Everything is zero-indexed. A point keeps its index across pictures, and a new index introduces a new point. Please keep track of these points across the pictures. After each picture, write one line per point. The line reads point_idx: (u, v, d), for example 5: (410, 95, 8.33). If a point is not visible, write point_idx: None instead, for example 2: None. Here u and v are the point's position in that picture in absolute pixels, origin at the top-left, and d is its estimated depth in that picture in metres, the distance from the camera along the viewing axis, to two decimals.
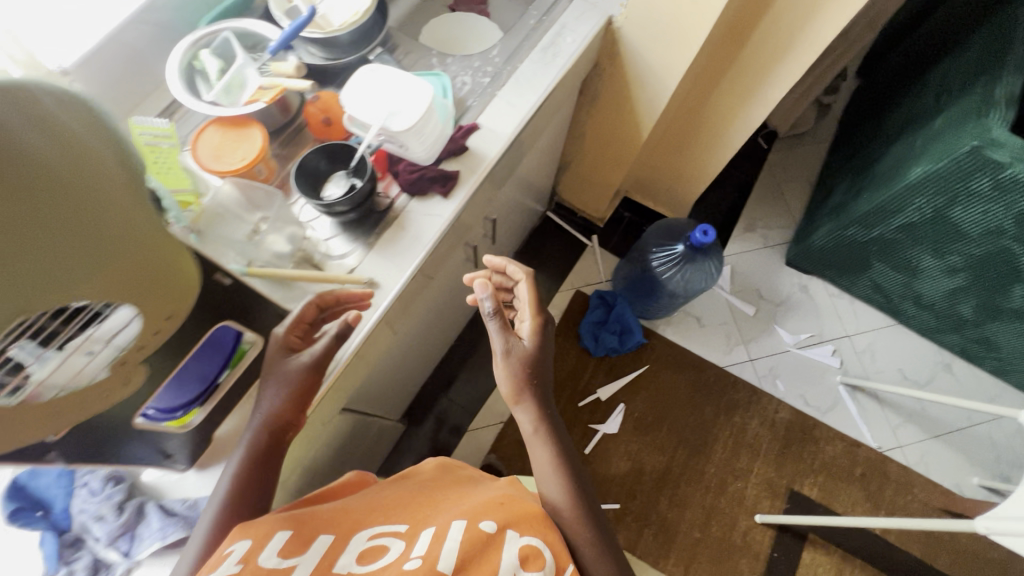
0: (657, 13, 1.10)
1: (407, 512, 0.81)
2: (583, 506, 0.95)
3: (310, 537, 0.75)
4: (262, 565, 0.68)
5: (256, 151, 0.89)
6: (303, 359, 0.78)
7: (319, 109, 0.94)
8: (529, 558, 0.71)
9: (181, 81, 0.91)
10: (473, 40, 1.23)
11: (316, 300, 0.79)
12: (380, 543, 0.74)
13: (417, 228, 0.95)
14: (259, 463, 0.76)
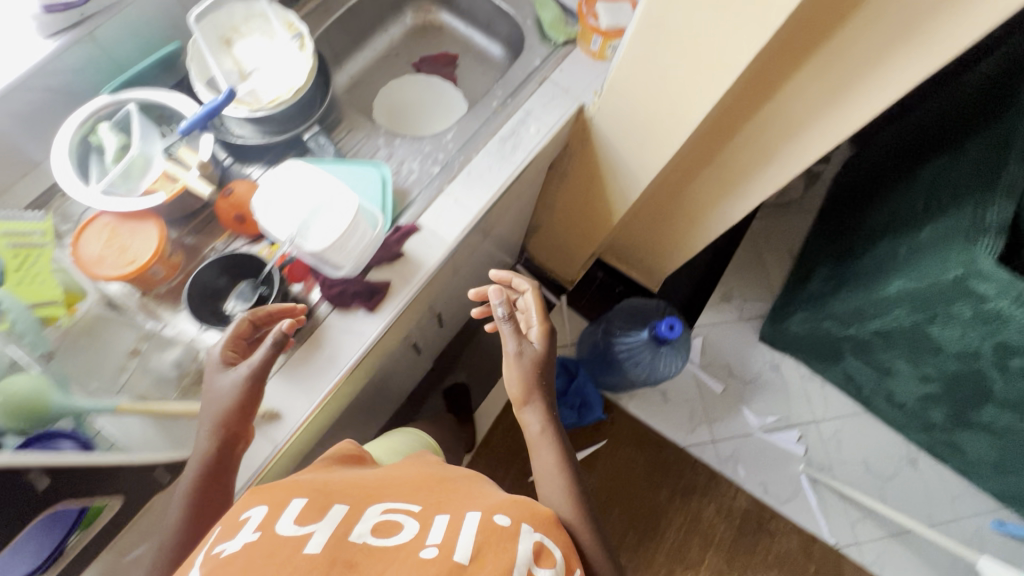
0: (631, 111, 0.99)
1: (421, 493, 0.74)
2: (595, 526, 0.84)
3: (329, 500, 0.67)
4: (279, 533, 0.60)
5: (148, 253, 0.77)
6: (241, 371, 0.71)
7: (229, 207, 0.83)
8: (542, 554, 0.66)
9: (68, 159, 0.79)
10: (432, 120, 1.14)
11: (249, 316, 0.74)
12: (393, 520, 0.66)
13: (334, 347, 0.84)
14: (215, 476, 0.70)
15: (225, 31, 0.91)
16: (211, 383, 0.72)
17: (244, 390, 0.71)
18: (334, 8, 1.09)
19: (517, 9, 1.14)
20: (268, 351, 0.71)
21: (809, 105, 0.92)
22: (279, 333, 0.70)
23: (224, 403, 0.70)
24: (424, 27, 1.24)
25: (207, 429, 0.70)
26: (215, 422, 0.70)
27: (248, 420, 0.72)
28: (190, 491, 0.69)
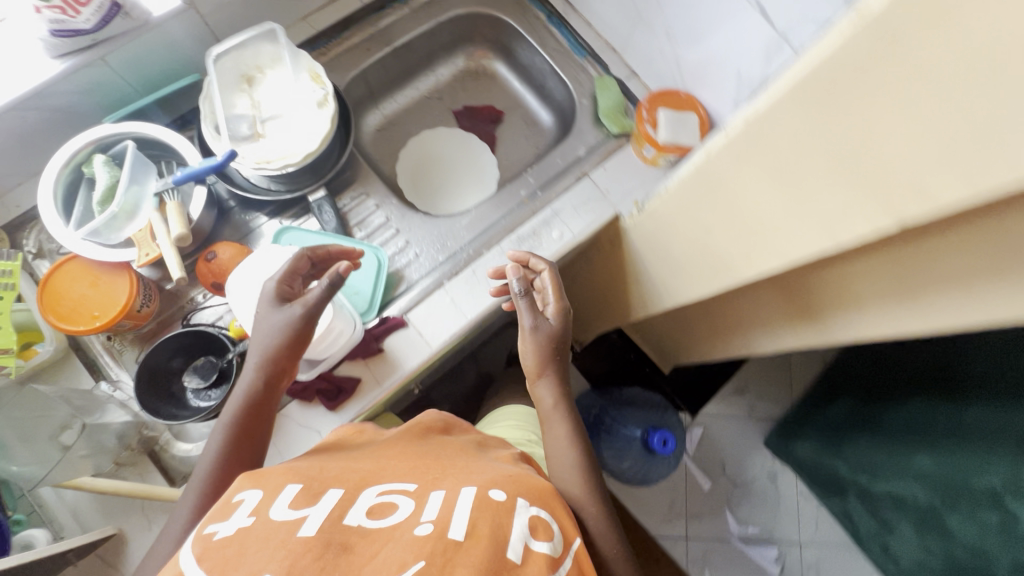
0: (667, 243, 0.88)
1: (420, 467, 0.63)
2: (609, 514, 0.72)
3: (321, 485, 0.57)
4: (271, 518, 0.51)
5: (118, 306, 0.73)
6: (293, 309, 0.68)
7: (207, 272, 0.78)
8: (538, 529, 0.55)
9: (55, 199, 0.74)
10: (459, 186, 1.05)
11: (309, 249, 0.73)
12: (390, 499, 0.56)
13: (285, 440, 0.79)
14: (259, 413, 0.67)
15: (248, 68, 0.83)
16: (262, 317, 0.69)
17: (293, 331, 0.68)
18: (378, 47, 1.00)
19: (575, 83, 1.03)
20: (323, 290, 0.68)
21: (854, 293, 0.76)
22: (337, 273, 0.68)
23: (275, 338, 0.68)
24: (475, 72, 1.14)
25: (258, 360, 0.68)
26: (265, 354, 0.68)
27: (297, 357, 0.70)
28: (232, 422, 0.66)
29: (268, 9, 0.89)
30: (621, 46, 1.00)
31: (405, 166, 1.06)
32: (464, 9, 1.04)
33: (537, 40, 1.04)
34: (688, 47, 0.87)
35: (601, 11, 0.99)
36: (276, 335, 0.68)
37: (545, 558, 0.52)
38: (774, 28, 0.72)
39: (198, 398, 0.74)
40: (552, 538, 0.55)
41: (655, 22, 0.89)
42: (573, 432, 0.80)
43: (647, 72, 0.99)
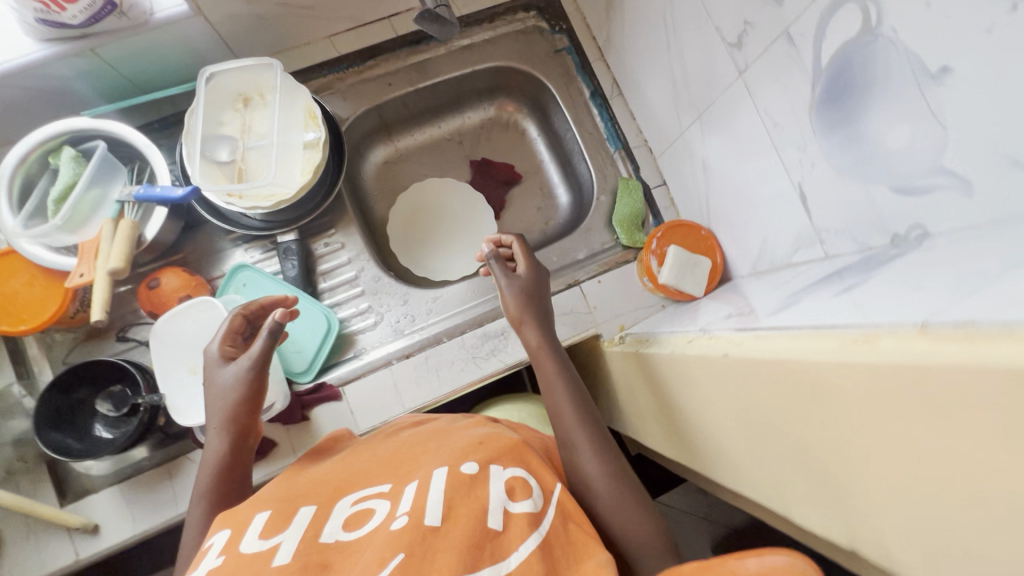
0: (633, 390, 0.80)
1: (388, 463, 0.62)
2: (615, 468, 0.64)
3: (291, 506, 0.55)
4: (243, 552, 0.48)
5: (48, 314, 0.70)
6: (240, 364, 0.62)
7: (147, 299, 0.73)
8: (515, 489, 0.56)
9: (8, 191, 0.70)
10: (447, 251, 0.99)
11: (242, 305, 0.66)
12: (365, 506, 0.55)
13: (183, 486, 0.75)
14: (235, 478, 0.60)
15: (246, 88, 0.78)
16: (209, 382, 0.63)
17: (248, 385, 0.62)
18: (402, 83, 0.93)
19: (600, 175, 0.93)
20: (268, 339, 0.62)
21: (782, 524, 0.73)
22: (275, 320, 0.62)
23: (229, 400, 0.61)
24: (504, 125, 1.05)
25: (216, 427, 0.61)
26: (222, 420, 0.61)
27: (258, 412, 0.63)
28: (206, 495, 0.59)
29: (288, 25, 0.82)
30: (657, 151, 0.90)
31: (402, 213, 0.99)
32: (506, 62, 0.96)
33: (573, 116, 0.95)
34: (720, 188, 0.77)
35: (646, 108, 0.89)
36: (229, 398, 0.61)
37: (526, 518, 0.53)
38: (808, 221, 0.62)
39: (104, 428, 0.71)
40: (531, 494, 0.56)
41: (694, 147, 0.79)
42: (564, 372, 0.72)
43: (676, 188, 0.89)
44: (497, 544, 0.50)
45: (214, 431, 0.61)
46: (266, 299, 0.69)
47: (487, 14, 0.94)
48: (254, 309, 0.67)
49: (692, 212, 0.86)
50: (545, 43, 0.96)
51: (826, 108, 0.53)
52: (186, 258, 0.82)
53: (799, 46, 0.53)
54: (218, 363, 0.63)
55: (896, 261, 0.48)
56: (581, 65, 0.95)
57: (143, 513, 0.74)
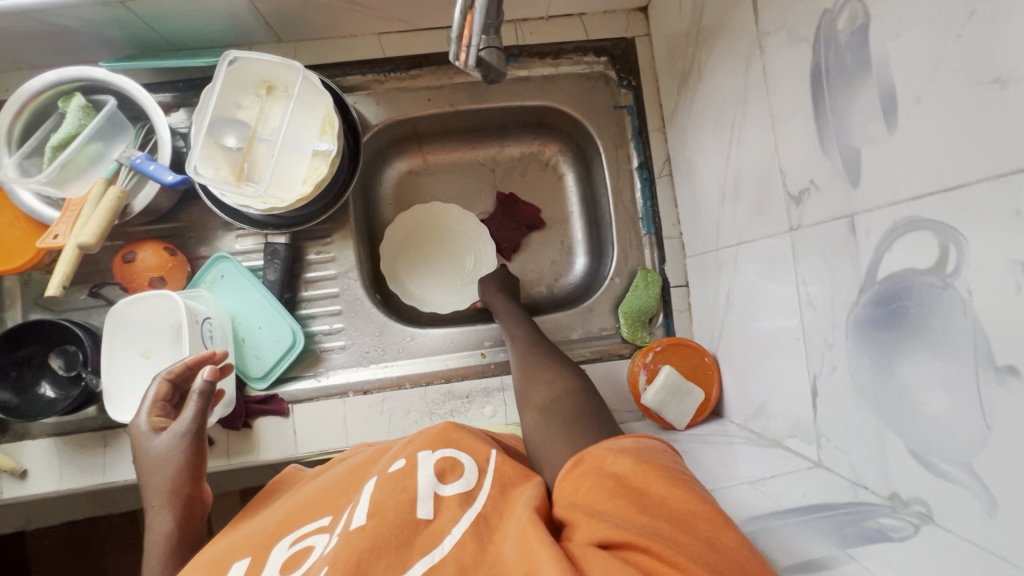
0: None
1: (329, 492, 0.55)
2: (549, 349, 0.73)
3: (223, 563, 0.48)
4: None
5: (22, 261, 0.70)
6: (174, 431, 0.57)
7: (122, 271, 0.74)
8: (448, 470, 0.50)
9: (22, 123, 0.70)
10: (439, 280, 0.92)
11: (166, 372, 0.61)
12: (304, 545, 0.48)
13: (115, 458, 0.75)
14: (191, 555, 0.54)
15: (272, 77, 0.73)
16: (139, 463, 0.57)
17: (187, 449, 0.57)
18: (443, 101, 0.86)
19: (621, 255, 0.86)
20: (199, 402, 0.57)
21: None
22: (205, 380, 0.57)
23: (166, 474, 0.56)
24: (542, 165, 0.96)
25: (157, 505, 0.55)
26: (163, 495, 0.55)
27: (202, 478, 0.57)
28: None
29: (336, 17, 0.76)
30: (688, 251, 0.82)
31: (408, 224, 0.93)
32: (559, 105, 0.88)
33: (612, 183, 0.87)
34: (737, 325, 0.69)
35: (690, 202, 0.80)
36: (162, 475, 0.56)
37: (458, 498, 0.48)
38: (811, 416, 0.54)
39: (48, 388, 0.70)
40: (464, 473, 0.50)
41: (723, 269, 0.71)
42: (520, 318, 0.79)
43: (695, 296, 0.81)
44: (429, 533, 0.44)
45: (154, 511, 0.55)
46: (191, 359, 0.63)
47: (553, 48, 0.85)
48: (179, 373, 0.63)
49: (703, 329, 0.79)
50: (606, 95, 0.87)
51: (869, 325, 0.45)
52: (176, 230, 0.80)
53: (859, 241, 0.45)
54: (149, 436, 0.58)
55: (885, 542, 0.41)
56: (638, 130, 0.86)
57: (73, 474, 0.75)
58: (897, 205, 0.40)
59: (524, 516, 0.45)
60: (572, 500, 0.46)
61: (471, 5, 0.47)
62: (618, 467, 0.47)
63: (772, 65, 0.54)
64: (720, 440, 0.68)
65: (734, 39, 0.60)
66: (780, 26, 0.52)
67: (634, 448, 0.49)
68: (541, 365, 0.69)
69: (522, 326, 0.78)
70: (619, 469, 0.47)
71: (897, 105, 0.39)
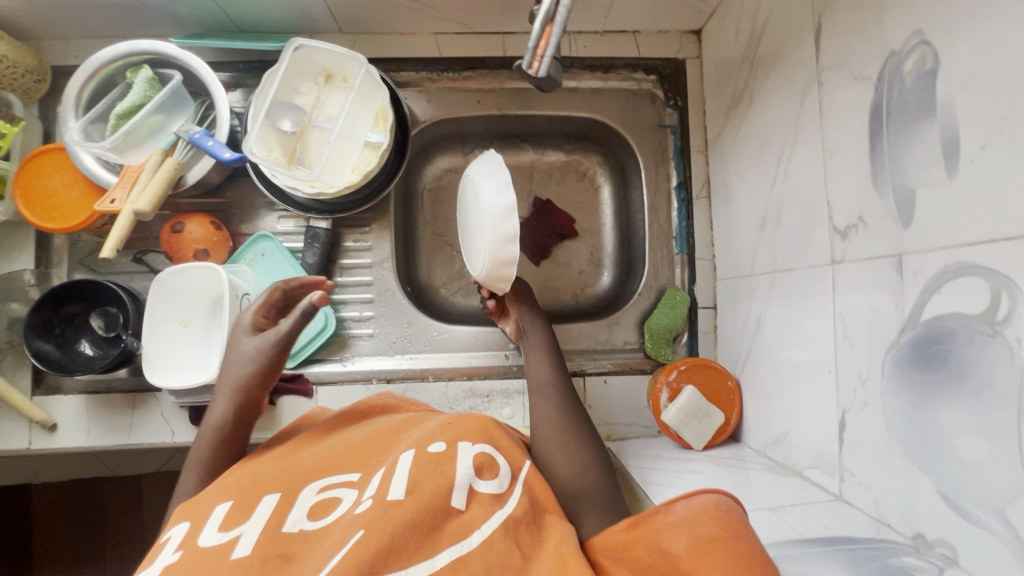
0: None
1: (358, 447, 0.57)
2: (579, 416, 0.65)
3: (256, 492, 0.51)
4: (199, 547, 0.44)
5: (77, 221, 0.72)
6: (266, 337, 0.61)
7: (169, 240, 0.76)
8: (484, 466, 0.51)
9: (90, 87, 0.72)
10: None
11: (280, 281, 0.66)
12: (331, 494, 0.50)
13: (141, 421, 0.77)
14: (233, 445, 0.59)
15: (332, 66, 0.75)
16: (230, 348, 0.62)
17: (269, 359, 0.61)
18: (491, 104, 0.88)
19: (652, 272, 0.87)
20: (297, 319, 0.60)
21: None
22: (309, 303, 0.60)
23: (245, 368, 0.60)
24: (580, 175, 0.97)
25: (228, 392, 0.59)
26: (233, 387, 0.59)
27: (269, 387, 0.62)
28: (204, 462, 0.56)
29: (397, 14, 0.79)
30: (720, 273, 0.82)
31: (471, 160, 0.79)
32: (603, 118, 0.89)
33: (649, 200, 0.88)
34: (764, 353, 0.69)
35: (726, 225, 0.81)
36: (246, 365, 0.60)
37: (489, 497, 0.49)
38: (836, 449, 0.55)
39: (87, 346, 0.73)
40: (498, 473, 0.51)
41: (755, 295, 0.72)
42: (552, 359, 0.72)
43: (722, 320, 0.82)
44: (460, 524, 0.45)
45: (222, 393, 0.60)
46: (305, 279, 0.69)
47: (604, 63, 0.87)
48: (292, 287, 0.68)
49: (728, 354, 0.79)
50: (651, 113, 0.88)
51: (906, 364, 0.45)
52: (221, 205, 0.82)
53: (905, 281, 0.45)
54: (245, 331, 0.63)
55: None
56: (679, 150, 0.87)
57: (101, 432, 0.77)
58: (951, 247, 0.41)
59: (565, 549, 0.46)
60: (619, 556, 0.47)
61: (550, 16, 0.51)
62: (672, 544, 0.45)
63: (829, 100, 0.55)
64: (737, 464, 0.68)
65: (792, 71, 0.61)
66: (841, 63, 0.52)
67: (688, 521, 0.46)
68: (571, 432, 0.62)
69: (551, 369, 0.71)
70: (673, 548, 0.45)
71: (959, 151, 0.40)
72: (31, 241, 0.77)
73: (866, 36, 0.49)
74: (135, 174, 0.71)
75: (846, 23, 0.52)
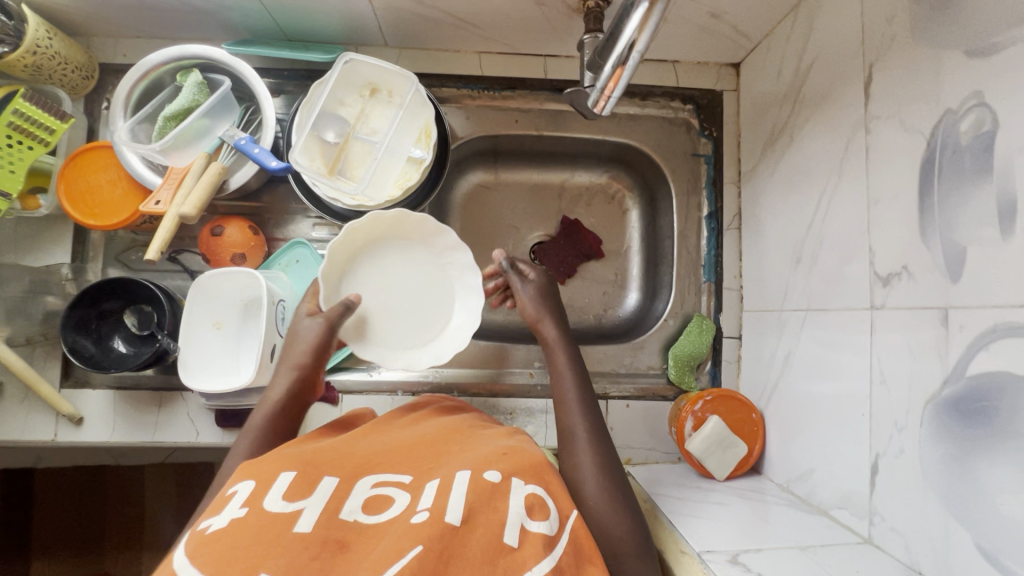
0: None
1: (412, 453, 0.57)
2: (611, 465, 0.61)
3: (316, 469, 0.51)
4: (264, 510, 0.45)
5: (120, 219, 0.73)
6: (317, 319, 0.67)
7: (206, 243, 0.77)
8: (536, 506, 0.51)
9: (140, 88, 0.73)
10: (404, 329, 0.76)
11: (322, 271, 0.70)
12: (385, 492, 0.50)
13: (168, 419, 0.78)
14: (288, 420, 0.62)
15: (378, 80, 0.76)
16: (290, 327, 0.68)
17: (320, 338, 0.66)
18: (529, 124, 0.89)
19: (679, 298, 0.88)
20: (342, 308, 0.67)
21: None
22: (348, 300, 0.68)
23: (304, 345, 0.65)
24: (609, 198, 0.98)
25: (288, 365, 0.64)
26: (293, 361, 0.64)
27: (322, 368, 0.66)
28: (259, 430, 0.59)
29: (445, 32, 0.80)
30: (747, 305, 0.83)
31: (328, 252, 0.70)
32: (638, 144, 0.90)
33: (679, 227, 0.89)
34: (791, 388, 0.70)
35: (756, 258, 0.81)
36: (300, 344, 0.65)
37: (542, 539, 0.48)
38: (866, 492, 0.55)
39: (121, 343, 0.73)
40: (549, 515, 0.51)
41: (785, 330, 0.73)
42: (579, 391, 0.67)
43: (747, 351, 0.83)
44: (512, 560, 0.45)
45: (282, 370, 0.64)
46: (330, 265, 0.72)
47: (642, 90, 0.88)
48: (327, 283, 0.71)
49: (752, 385, 0.80)
50: (686, 141, 0.89)
51: (949, 416, 0.46)
52: (256, 209, 0.83)
53: (950, 334, 0.46)
54: (299, 315, 0.68)
55: None
56: (712, 179, 0.89)
57: (128, 428, 0.77)
58: (1003, 307, 0.42)
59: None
60: None
61: (623, 62, 0.48)
62: None
63: (876, 148, 0.56)
64: (758, 497, 0.69)
65: (837, 115, 0.62)
66: (892, 113, 0.54)
67: None
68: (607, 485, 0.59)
69: (581, 408, 0.65)
70: None
71: (1015, 213, 0.41)
72: (70, 235, 0.78)
73: (920, 91, 0.50)
74: (181, 176, 0.72)
75: (899, 76, 0.53)
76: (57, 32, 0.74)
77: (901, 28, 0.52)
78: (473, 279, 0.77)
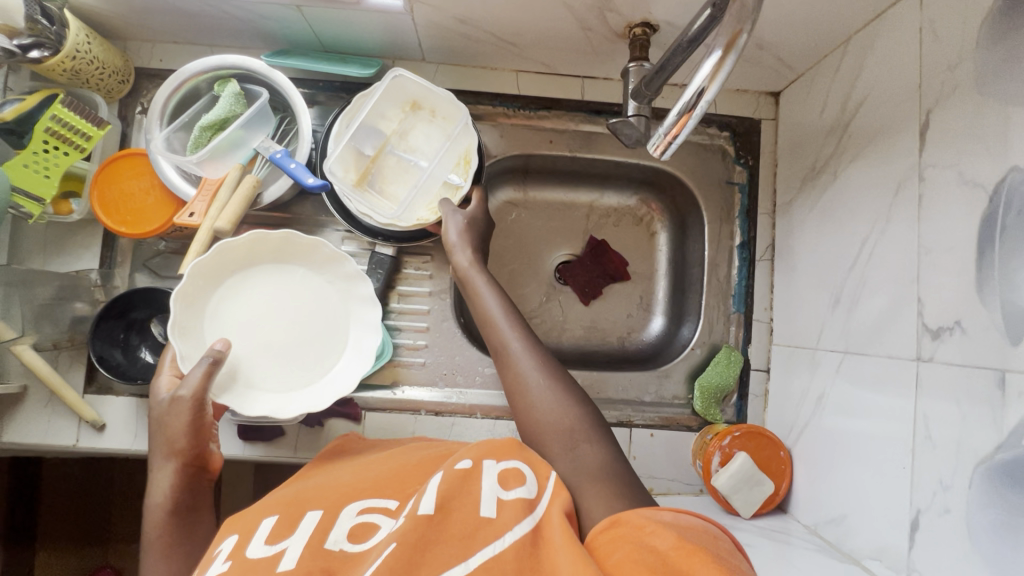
0: None
1: (395, 474, 0.56)
2: (557, 371, 0.63)
3: (299, 508, 0.51)
4: (248, 557, 0.44)
5: (152, 229, 0.73)
6: (174, 394, 0.59)
7: None
8: (509, 479, 0.49)
9: (174, 97, 0.72)
10: (291, 364, 0.70)
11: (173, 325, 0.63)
12: (370, 518, 0.49)
13: None
14: (187, 515, 0.57)
15: (422, 99, 0.76)
16: (152, 412, 0.59)
17: (189, 415, 0.58)
18: (562, 145, 0.88)
19: (706, 328, 0.87)
20: (201, 366, 0.59)
21: None
22: (214, 351, 0.60)
23: (169, 428, 0.58)
24: (637, 220, 0.96)
25: (162, 459, 0.57)
26: (164, 451, 0.57)
27: (206, 441, 0.59)
28: (160, 543, 0.55)
29: (485, 50, 0.79)
30: (777, 338, 0.83)
31: (174, 301, 0.64)
32: (671, 168, 0.89)
33: (710, 255, 0.88)
34: (822, 429, 0.69)
35: (789, 292, 0.80)
36: (173, 429, 0.57)
37: (522, 503, 0.46)
38: (904, 548, 0.54)
39: (148, 354, 0.73)
40: (525, 481, 0.49)
41: (818, 370, 0.72)
42: (505, 307, 0.67)
43: (775, 386, 0.82)
44: (491, 530, 0.44)
45: (161, 462, 0.57)
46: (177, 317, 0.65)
47: None
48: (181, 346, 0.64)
49: (780, 422, 0.79)
50: (721, 168, 0.88)
51: (1001, 479, 0.45)
52: (285, 221, 0.82)
53: (1006, 399, 0.45)
54: (158, 392, 0.61)
55: None
56: (745, 209, 0.87)
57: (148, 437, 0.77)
58: None
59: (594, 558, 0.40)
60: None
61: (690, 109, 0.47)
62: None
63: (930, 197, 0.55)
64: (785, 539, 0.68)
65: (888, 157, 0.61)
66: (950, 164, 0.53)
67: None
68: (553, 389, 0.61)
69: (512, 322, 0.66)
70: None
71: None
72: (99, 239, 0.78)
73: (985, 145, 0.49)
74: (215, 189, 0.71)
75: (959, 126, 0.52)
76: (95, 35, 0.74)
77: (965, 77, 0.51)
78: (366, 289, 0.72)
